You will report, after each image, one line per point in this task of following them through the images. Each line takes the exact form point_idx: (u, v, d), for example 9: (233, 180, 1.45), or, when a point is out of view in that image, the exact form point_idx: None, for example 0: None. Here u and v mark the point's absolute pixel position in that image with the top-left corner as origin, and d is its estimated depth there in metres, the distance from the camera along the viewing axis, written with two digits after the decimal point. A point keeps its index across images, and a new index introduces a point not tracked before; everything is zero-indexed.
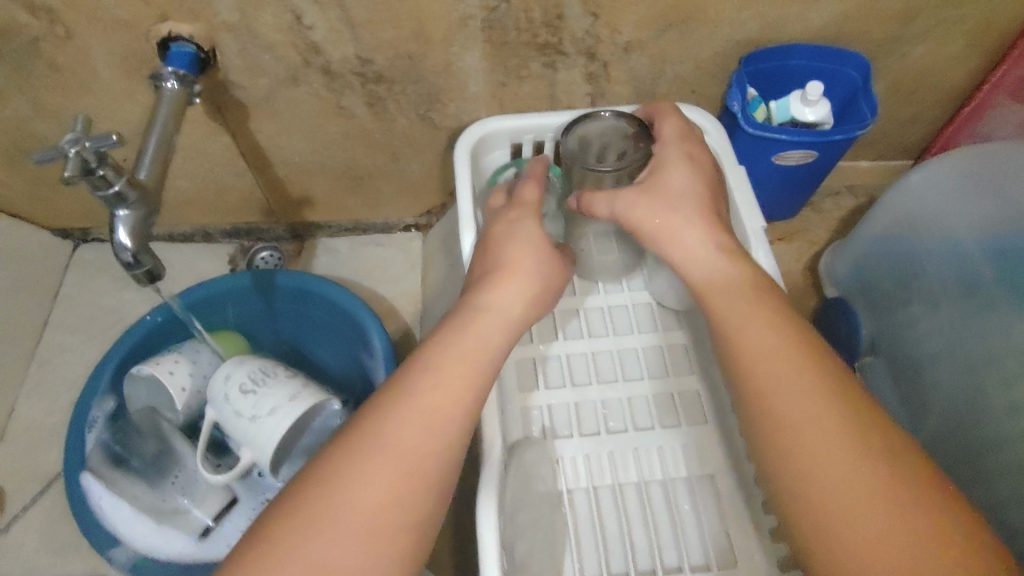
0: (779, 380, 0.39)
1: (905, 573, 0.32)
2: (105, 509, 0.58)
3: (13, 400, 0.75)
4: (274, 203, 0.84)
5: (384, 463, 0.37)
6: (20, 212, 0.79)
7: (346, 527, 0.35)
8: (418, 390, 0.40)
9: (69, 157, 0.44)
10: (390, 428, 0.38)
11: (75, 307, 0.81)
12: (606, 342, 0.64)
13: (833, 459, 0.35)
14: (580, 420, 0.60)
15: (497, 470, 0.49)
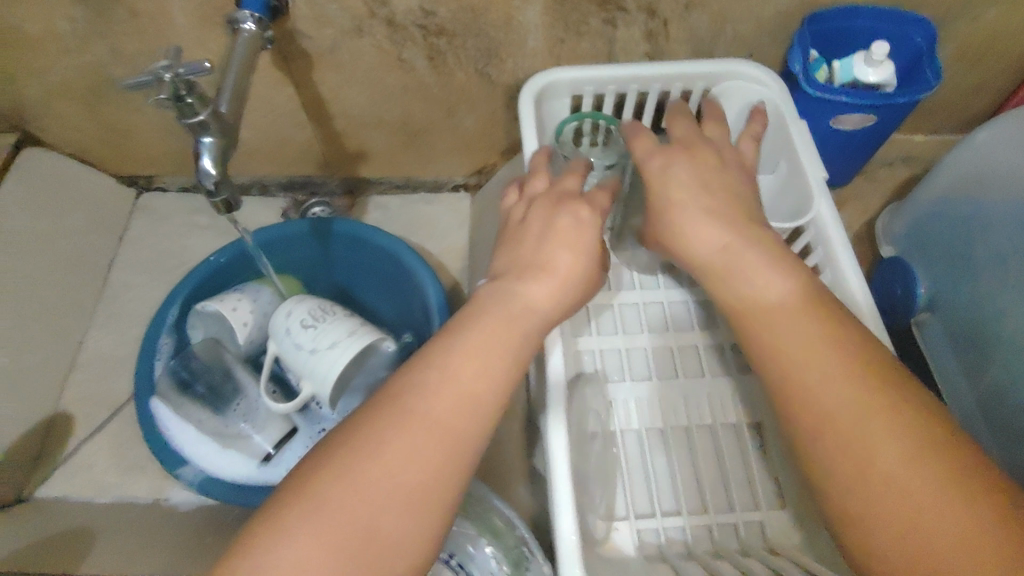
0: (798, 359, 0.42)
1: (934, 531, 0.35)
2: (173, 429, 0.61)
3: (82, 332, 0.79)
4: (330, 156, 0.86)
5: (431, 428, 0.38)
6: (90, 155, 0.83)
7: (380, 480, 0.36)
8: (467, 355, 0.41)
9: (164, 80, 0.46)
10: (441, 391, 0.40)
11: (139, 250, 0.85)
12: (655, 297, 0.70)
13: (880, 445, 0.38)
14: (631, 365, 0.66)
15: (564, 398, 0.53)
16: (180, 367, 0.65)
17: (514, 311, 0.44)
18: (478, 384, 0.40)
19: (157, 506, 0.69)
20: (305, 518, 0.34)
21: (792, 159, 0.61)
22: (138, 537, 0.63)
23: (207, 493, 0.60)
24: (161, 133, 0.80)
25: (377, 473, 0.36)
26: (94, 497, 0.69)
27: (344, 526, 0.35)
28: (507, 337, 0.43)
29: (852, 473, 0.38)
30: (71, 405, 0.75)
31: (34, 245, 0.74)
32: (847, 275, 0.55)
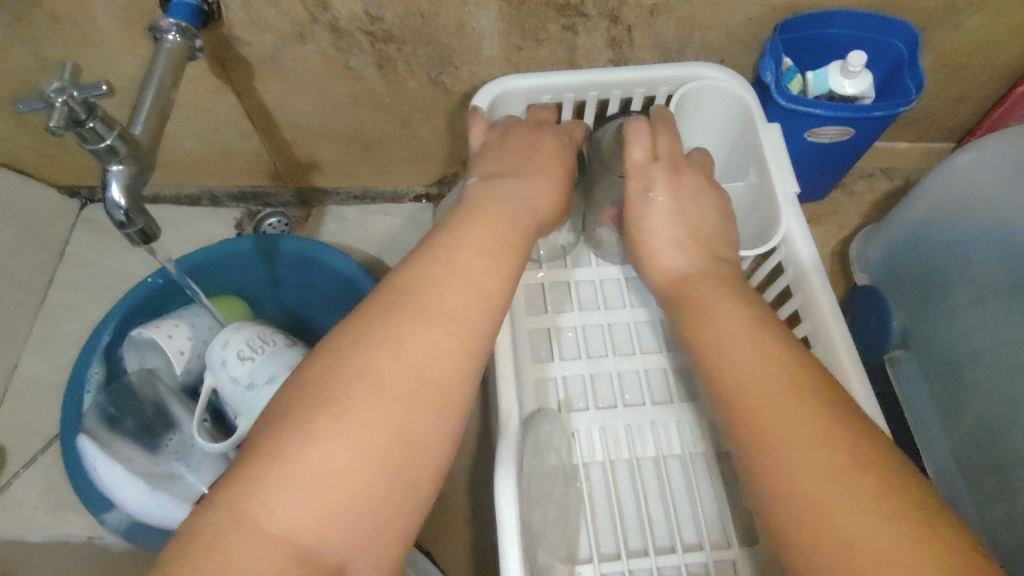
0: (740, 351, 0.38)
1: (873, 546, 0.31)
2: (100, 468, 0.58)
3: (16, 357, 0.75)
4: (282, 166, 0.81)
5: (423, 334, 0.36)
6: (23, 166, 0.78)
7: (382, 392, 0.34)
8: (450, 268, 0.39)
9: (56, 105, 0.43)
10: (426, 299, 0.37)
11: (81, 267, 0.81)
12: (618, 317, 0.61)
13: (812, 453, 0.34)
14: (595, 392, 0.58)
15: (514, 445, 0.47)
16: (109, 402, 0.61)
17: (498, 240, 0.42)
18: (468, 292, 0.39)
19: (89, 546, 0.65)
20: (306, 451, 0.32)
21: (761, 168, 0.55)
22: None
23: (137, 538, 0.59)
24: None
25: (375, 391, 0.34)
26: (24, 536, 0.66)
27: (349, 449, 0.33)
28: (495, 247, 0.41)
29: (787, 484, 0.34)
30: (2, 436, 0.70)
31: None
32: (818, 299, 0.49)
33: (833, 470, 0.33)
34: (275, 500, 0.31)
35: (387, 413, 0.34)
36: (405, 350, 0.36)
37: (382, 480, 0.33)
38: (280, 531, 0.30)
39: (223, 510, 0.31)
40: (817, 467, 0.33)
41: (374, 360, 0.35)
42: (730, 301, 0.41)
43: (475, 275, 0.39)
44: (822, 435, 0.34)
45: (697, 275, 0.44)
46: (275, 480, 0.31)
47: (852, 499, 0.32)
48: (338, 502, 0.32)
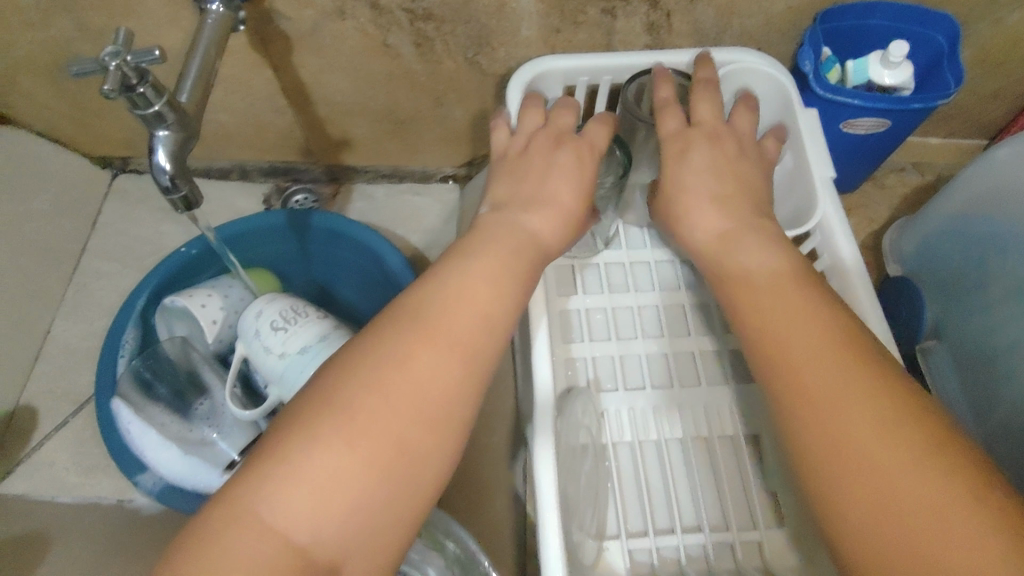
0: (786, 337, 0.38)
1: (920, 536, 0.31)
2: (134, 432, 0.59)
3: (49, 322, 0.76)
4: (314, 142, 0.82)
5: (429, 345, 0.37)
6: (60, 135, 0.81)
7: (379, 406, 0.35)
8: (457, 288, 0.40)
9: (110, 70, 0.43)
10: (435, 317, 0.38)
11: (113, 236, 0.83)
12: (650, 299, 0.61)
13: (859, 436, 0.34)
14: (624, 372, 0.59)
15: (549, 418, 0.47)
16: (143, 367, 0.62)
17: (510, 253, 0.43)
18: (469, 313, 0.39)
19: (120, 508, 0.67)
20: (302, 454, 0.33)
21: (796, 153, 0.54)
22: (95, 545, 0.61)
23: (170, 504, 0.58)
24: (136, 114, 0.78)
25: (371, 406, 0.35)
26: (55, 496, 0.67)
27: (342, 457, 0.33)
28: (505, 267, 0.42)
29: (839, 464, 0.34)
30: (34, 398, 0.72)
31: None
32: (854, 286, 0.49)
33: (885, 454, 0.33)
34: (278, 498, 0.32)
35: (382, 425, 0.34)
36: (407, 365, 0.36)
37: (379, 490, 0.33)
38: (274, 527, 0.32)
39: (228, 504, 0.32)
40: (863, 444, 0.34)
41: (378, 371, 0.35)
42: (766, 288, 0.41)
43: (476, 295, 0.40)
44: (870, 420, 0.34)
45: (724, 256, 0.43)
46: (277, 478, 0.32)
47: (900, 484, 0.32)
48: (330, 508, 0.32)
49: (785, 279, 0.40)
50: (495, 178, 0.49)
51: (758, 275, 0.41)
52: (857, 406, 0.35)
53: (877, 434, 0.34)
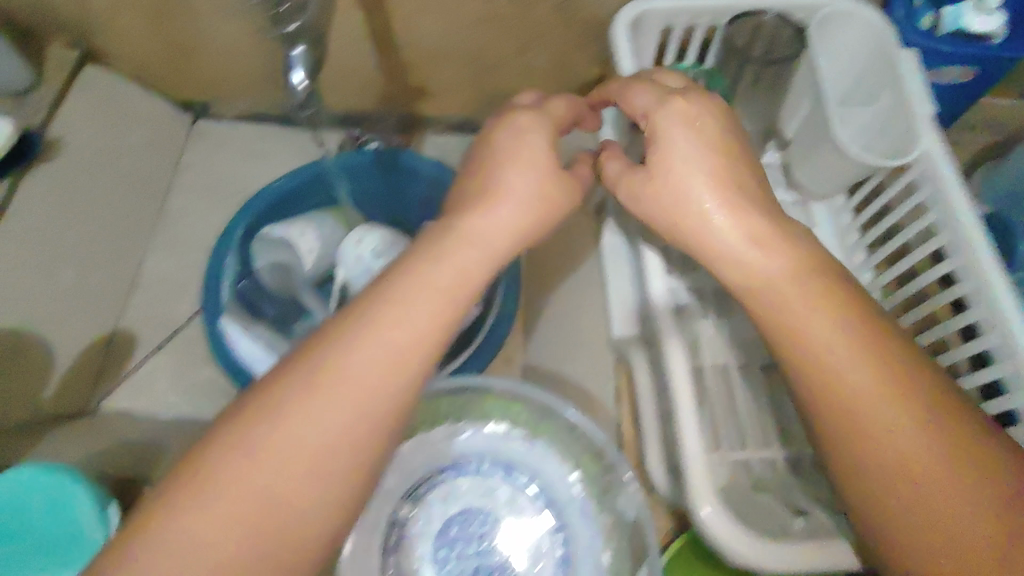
0: (815, 355, 0.41)
1: (947, 511, 0.37)
2: (244, 345, 0.63)
3: (143, 255, 0.81)
4: (394, 88, 0.84)
5: (366, 359, 0.39)
6: (146, 77, 0.84)
7: (354, 408, 0.38)
8: (395, 306, 0.40)
9: None
10: (363, 327, 0.40)
11: (199, 175, 0.88)
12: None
13: (898, 440, 0.39)
14: (727, 302, 0.61)
15: (669, 320, 0.52)
16: (247, 291, 0.67)
17: (470, 247, 0.44)
18: (428, 314, 0.41)
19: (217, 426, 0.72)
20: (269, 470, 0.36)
21: (896, 94, 0.56)
22: None
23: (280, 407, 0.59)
24: (223, 59, 0.80)
25: (322, 413, 0.37)
26: (156, 414, 0.73)
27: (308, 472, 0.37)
28: (452, 270, 0.43)
29: (871, 462, 0.39)
30: (133, 324, 0.77)
31: (93, 163, 0.77)
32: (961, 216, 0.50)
33: (916, 449, 0.39)
34: (185, 518, 0.35)
35: (312, 448, 0.37)
36: (311, 393, 0.38)
37: (307, 487, 0.37)
38: (186, 544, 0.35)
39: (184, 492, 0.36)
40: (896, 445, 0.39)
41: (330, 382, 0.38)
42: (757, 289, 0.44)
43: (412, 319, 0.40)
44: (908, 418, 0.39)
45: (742, 266, 0.44)
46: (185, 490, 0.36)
47: (927, 472, 0.38)
48: (223, 526, 0.35)
49: (791, 288, 0.43)
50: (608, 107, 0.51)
51: (763, 281, 0.43)
52: (930, 461, 0.38)
53: (921, 467, 0.38)
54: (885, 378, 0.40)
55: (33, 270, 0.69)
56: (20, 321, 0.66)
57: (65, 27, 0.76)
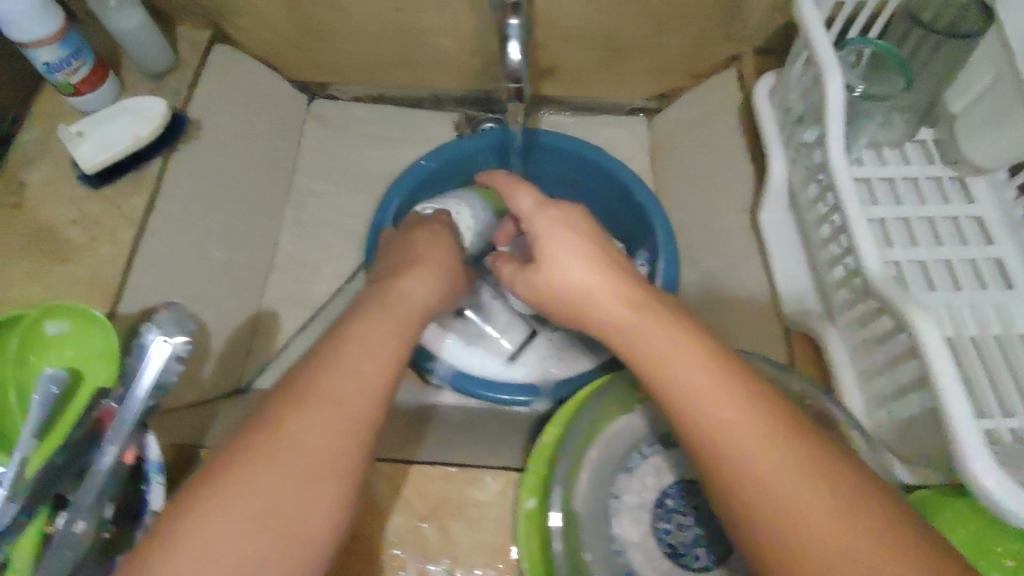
0: (683, 389, 0.39)
1: None
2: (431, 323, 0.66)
3: (276, 236, 0.81)
4: (520, 69, 0.84)
5: (280, 433, 0.38)
6: (273, 58, 0.85)
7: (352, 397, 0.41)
8: (319, 376, 0.41)
9: None
10: (288, 409, 0.39)
11: (320, 157, 0.87)
12: (913, 210, 0.65)
13: (767, 476, 0.35)
14: (910, 276, 0.62)
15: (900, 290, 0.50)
16: None
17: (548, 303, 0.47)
18: (329, 402, 0.40)
19: None
20: (264, 478, 0.37)
21: None
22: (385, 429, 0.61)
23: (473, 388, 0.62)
24: (356, 37, 0.82)
25: (303, 427, 0.39)
26: None
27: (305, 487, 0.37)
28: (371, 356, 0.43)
29: (747, 496, 0.36)
30: (274, 303, 0.78)
31: (232, 142, 0.77)
32: None
33: (784, 507, 0.35)
34: None
35: (225, 545, 0.34)
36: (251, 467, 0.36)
37: None
38: None
39: (226, 479, 0.36)
40: (814, 509, 0.34)
41: (257, 454, 0.37)
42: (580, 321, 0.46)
43: (335, 380, 0.41)
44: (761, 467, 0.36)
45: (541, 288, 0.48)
46: (215, 491, 0.36)
47: (822, 525, 0.34)
48: (233, 535, 0.35)
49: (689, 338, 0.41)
50: None
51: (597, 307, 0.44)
52: (796, 493, 0.35)
53: (783, 504, 0.35)
54: (747, 413, 0.37)
55: (184, 250, 0.69)
56: (181, 299, 0.67)
57: (200, 6, 0.77)
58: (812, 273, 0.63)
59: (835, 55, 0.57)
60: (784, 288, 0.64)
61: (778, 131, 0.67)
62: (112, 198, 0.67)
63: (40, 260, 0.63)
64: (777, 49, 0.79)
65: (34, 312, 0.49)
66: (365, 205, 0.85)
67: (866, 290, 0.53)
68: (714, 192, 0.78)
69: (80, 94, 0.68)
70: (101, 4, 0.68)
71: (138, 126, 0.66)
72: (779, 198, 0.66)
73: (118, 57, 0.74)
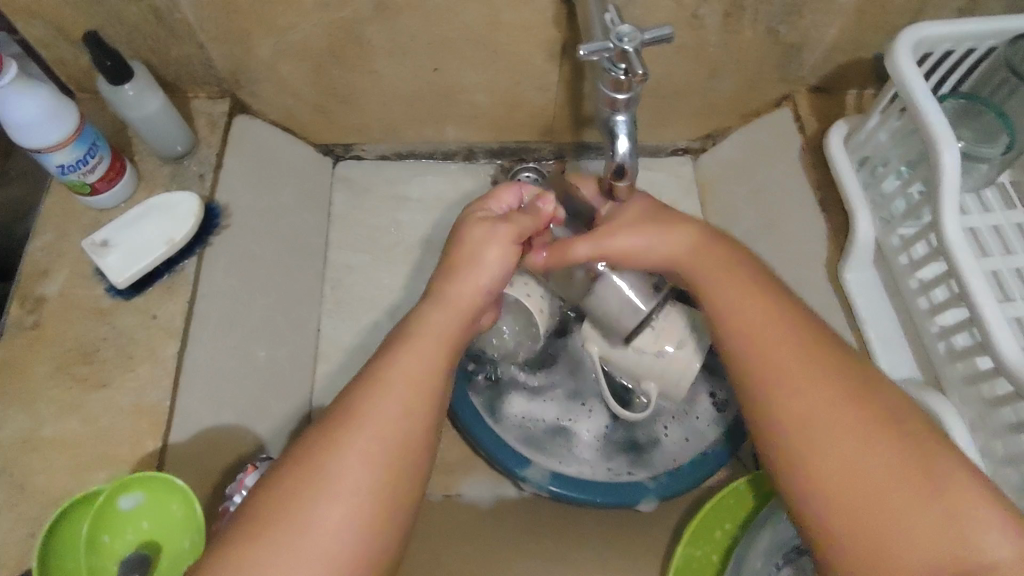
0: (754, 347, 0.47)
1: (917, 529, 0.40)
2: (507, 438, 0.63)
3: (317, 320, 0.74)
4: (561, 119, 0.78)
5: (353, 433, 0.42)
6: (292, 124, 0.77)
7: (382, 433, 0.42)
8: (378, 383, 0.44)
9: (632, 53, 0.44)
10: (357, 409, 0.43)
11: (353, 227, 0.80)
12: (1003, 261, 0.60)
13: (829, 417, 0.43)
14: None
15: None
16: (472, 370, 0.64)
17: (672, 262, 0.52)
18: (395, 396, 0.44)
19: (451, 503, 0.61)
20: (312, 521, 0.40)
21: None
22: (475, 555, 0.59)
23: (567, 494, 0.58)
24: (385, 100, 0.74)
25: (347, 467, 0.41)
26: None
27: (346, 526, 0.40)
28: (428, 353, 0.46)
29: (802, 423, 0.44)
30: (324, 399, 0.71)
31: (262, 225, 0.69)
32: None
33: (838, 429, 0.43)
34: None
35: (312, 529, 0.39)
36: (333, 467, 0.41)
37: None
38: None
39: (267, 514, 0.40)
40: (848, 446, 0.42)
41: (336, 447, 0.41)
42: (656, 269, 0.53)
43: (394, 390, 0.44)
44: (822, 395, 0.44)
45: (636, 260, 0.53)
46: (263, 542, 0.39)
47: (854, 440, 0.42)
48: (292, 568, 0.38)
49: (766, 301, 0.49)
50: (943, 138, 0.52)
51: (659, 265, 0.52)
52: (842, 436, 0.43)
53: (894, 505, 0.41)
54: (843, 404, 0.43)
55: (230, 356, 0.62)
56: (234, 415, 0.60)
57: (216, 78, 0.69)
58: (910, 338, 0.61)
59: (946, 122, 0.53)
60: (881, 355, 0.61)
61: (860, 187, 0.64)
62: (145, 306, 0.60)
63: (72, 389, 0.56)
64: (833, 88, 0.75)
65: (103, 489, 0.46)
66: (407, 278, 0.78)
67: (999, 370, 0.50)
68: (777, 243, 0.74)
69: (97, 192, 0.61)
70: (116, 93, 0.61)
71: (172, 228, 0.60)
72: (866, 257, 0.63)
73: (130, 143, 0.67)
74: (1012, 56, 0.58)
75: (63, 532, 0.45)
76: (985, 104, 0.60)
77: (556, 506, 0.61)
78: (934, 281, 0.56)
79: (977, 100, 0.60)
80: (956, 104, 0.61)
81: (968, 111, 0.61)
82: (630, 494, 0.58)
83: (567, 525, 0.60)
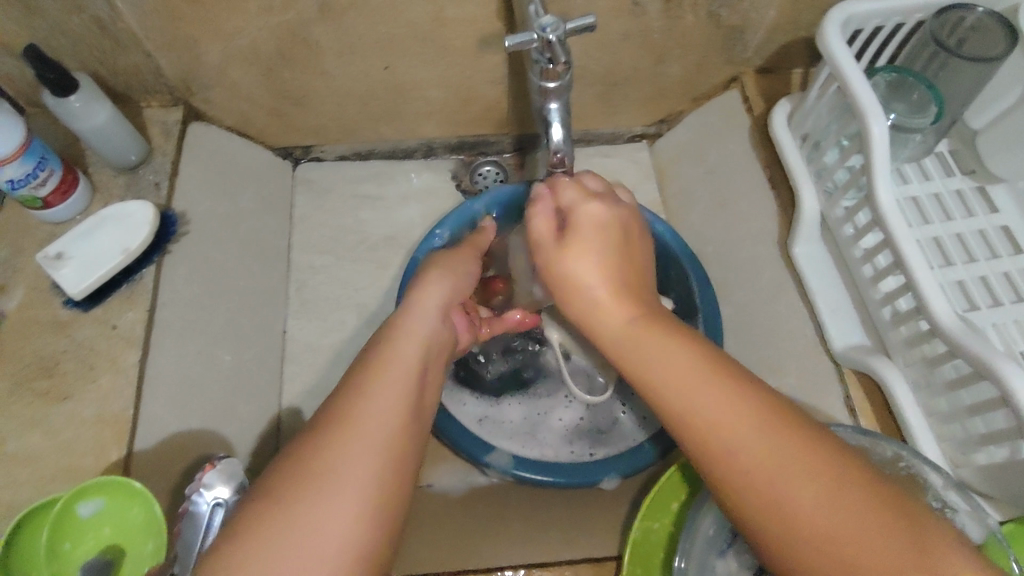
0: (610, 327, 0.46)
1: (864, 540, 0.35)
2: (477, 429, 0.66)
3: (283, 321, 0.75)
4: (516, 111, 0.79)
5: (350, 434, 0.39)
6: (248, 129, 0.78)
7: (364, 452, 0.39)
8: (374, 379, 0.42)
9: (555, 43, 0.45)
10: (356, 408, 0.40)
11: (316, 228, 0.81)
12: (943, 228, 0.61)
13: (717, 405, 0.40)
14: (971, 296, 0.59)
15: (970, 334, 0.49)
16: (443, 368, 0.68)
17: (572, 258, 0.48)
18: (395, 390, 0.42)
19: (422, 493, 0.63)
20: (270, 551, 0.35)
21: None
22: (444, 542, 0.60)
23: (529, 477, 0.59)
24: (339, 100, 0.75)
25: (329, 479, 0.37)
26: None
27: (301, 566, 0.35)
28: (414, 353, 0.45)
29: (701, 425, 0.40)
30: (294, 400, 0.71)
31: (222, 230, 0.70)
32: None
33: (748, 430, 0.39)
34: None
35: (314, 531, 0.36)
36: (333, 465, 0.38)
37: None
38: None
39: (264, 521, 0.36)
40: (767, 449, 0.38)
41: (333, 446, 0.38)
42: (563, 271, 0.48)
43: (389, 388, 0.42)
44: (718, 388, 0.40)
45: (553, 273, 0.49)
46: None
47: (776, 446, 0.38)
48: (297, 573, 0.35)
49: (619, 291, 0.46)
50: (865, 107, 0.54)
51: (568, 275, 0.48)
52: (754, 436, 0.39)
53: (788, 480, 0.37)
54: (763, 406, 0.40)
55: (195, 361, 0.63)
56: (199, 419, 0.60)
57: (167, 86, 0.70)
58: (858, 306, 0.63)
59: (873, 94, 0.55)
60: (831, 325, 0.63)
61: (804, 163, 0.66)
62: (105, 317, 0.60)
63: (35, 402, 0.57)
64: (778, 68, 0.77)
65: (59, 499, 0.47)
66: (372, 276, 0.79)
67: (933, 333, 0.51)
68: (732, 221, 0.75)
69: (50, 206, 0.62)
70: (63, 106, 0.61)
71: (126, 237, 0.61)
72: (812, 230, 0.65)
73: (84, 156, 0.68)
74: (938, 29, 0.60)
75: (22, 543, 0.46)
76: (916, 76, 0.62)
77: (524, 490, 0.62)
78: (875, 248, 0.58)
79: (907, 71, 0.62)
80: (889, 76, 0.63)
81: (903, 84, 0.62)
82: (591, 474, 0.59)
83: (533, 509, 0.61)
